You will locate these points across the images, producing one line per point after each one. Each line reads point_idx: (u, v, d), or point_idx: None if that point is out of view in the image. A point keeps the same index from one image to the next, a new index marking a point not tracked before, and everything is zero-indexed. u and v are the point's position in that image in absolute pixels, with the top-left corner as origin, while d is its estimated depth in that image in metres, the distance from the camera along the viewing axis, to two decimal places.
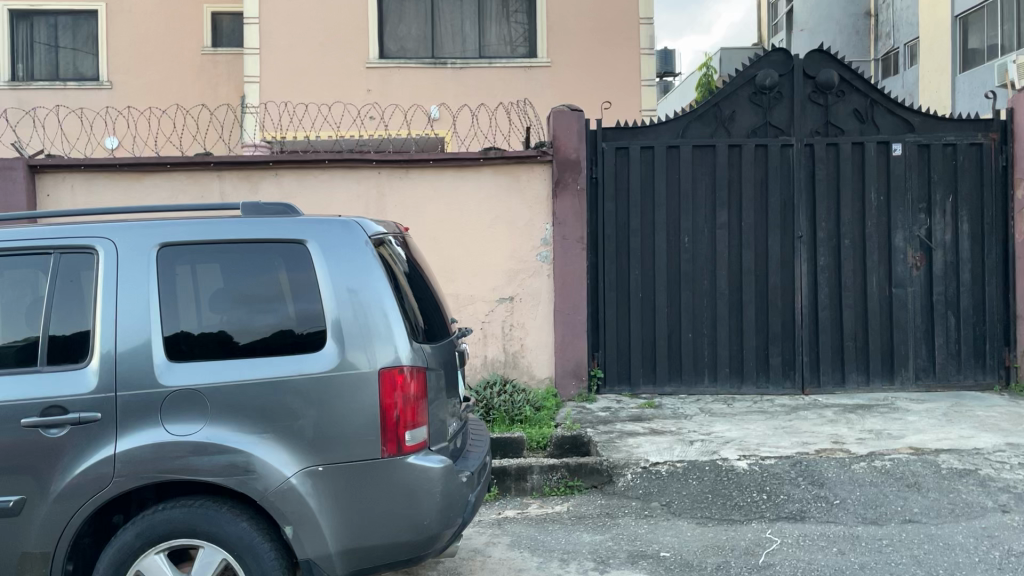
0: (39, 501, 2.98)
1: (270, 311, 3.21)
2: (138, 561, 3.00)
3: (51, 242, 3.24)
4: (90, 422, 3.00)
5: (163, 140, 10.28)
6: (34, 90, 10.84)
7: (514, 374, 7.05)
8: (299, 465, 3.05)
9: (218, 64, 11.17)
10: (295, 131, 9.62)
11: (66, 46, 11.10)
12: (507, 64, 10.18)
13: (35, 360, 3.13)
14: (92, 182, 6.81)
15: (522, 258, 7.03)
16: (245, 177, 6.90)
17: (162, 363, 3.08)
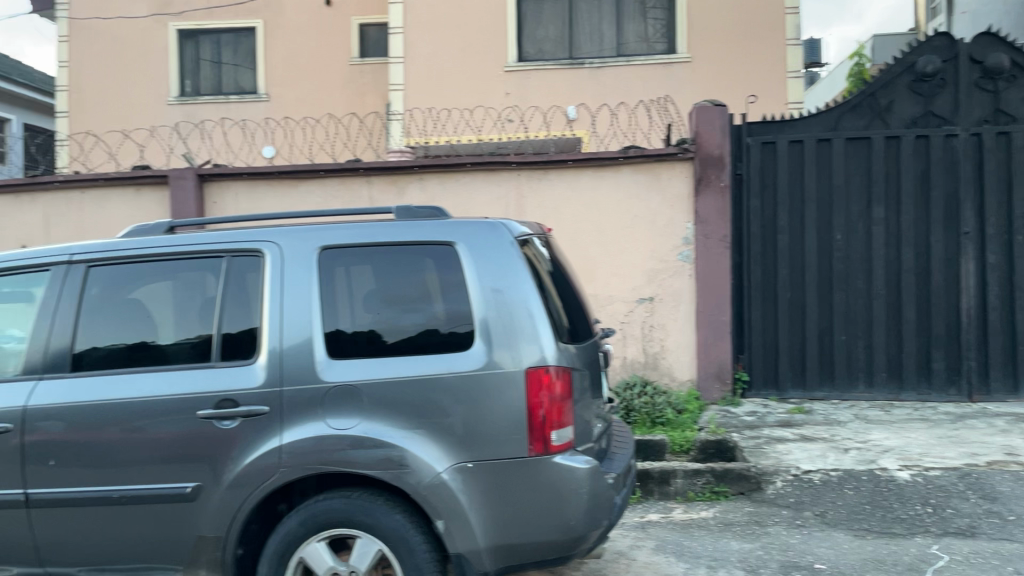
0: (214, 487, 3.19)
1: (420, 311, 3.30)
2: (301, 548, 3.15)
3: (224, 246, 3.45)
4: (259, 414, 3.18)
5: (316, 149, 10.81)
6: (200, 104, 11.62)
7: (655, 376, 6.95)
8: (450, 461, 3.12)
9: (364, 73, 11.62)
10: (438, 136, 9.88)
11: (228, 62, 11.84)
12: (647, 62, 10.04)
13: (209, 356, 3.34)
14: (253, 190, 7.25)
15: (662, 258, 6.92)
16: (393, 181, 7.14)
17: (323, 359, 3.23)
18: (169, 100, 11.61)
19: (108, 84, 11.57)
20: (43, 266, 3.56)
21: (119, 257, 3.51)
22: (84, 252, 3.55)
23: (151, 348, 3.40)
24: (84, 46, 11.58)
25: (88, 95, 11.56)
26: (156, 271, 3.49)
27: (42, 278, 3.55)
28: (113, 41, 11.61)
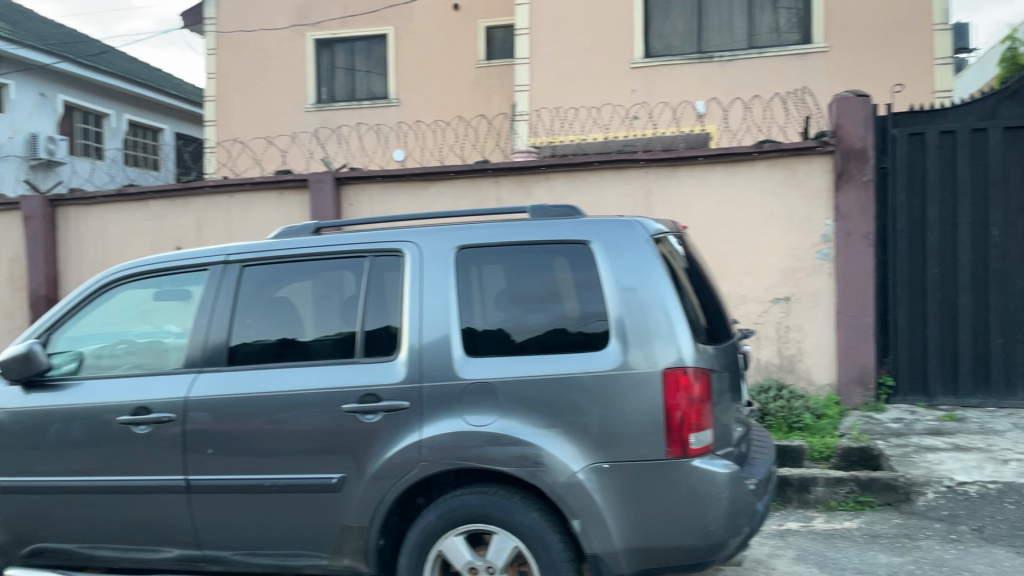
0: (358, 479, 3.29)
1: (552, 310, 3.29)
2: (440, 541, 3.21)
3: (366, 246, 3.56)
4: (399, 410, 3.27)
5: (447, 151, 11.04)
6: (335, 110, 12.08)
7: (791, 379, 6.71)
8: (586, 461, 3.09)
9: (491, 75, 11.76)
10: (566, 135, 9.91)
11: (361, 69, 12.24)
12: (779, 53, 9.69)
13: (352, 352, 3.45)
14: (387, 192, 7.48)
15: (799, 256, 6.67)
16: (521, 182, 7.19)
17: (461, 357, 3.28)
18: (307, 107, 12.13)
19: (251, 94, 12.22)
20: (200, 265, 3.77)
21: (269, 258, 3.68)
22: (238, 253, 3.74)
23: (298, 345, 3.54)
24: (229, 58, 12.28)
25: (233, 104, 12.25)
26: (303, 271, 3.64)
27: (199, 277, 3.77)
28: (256, 52, 12.25)
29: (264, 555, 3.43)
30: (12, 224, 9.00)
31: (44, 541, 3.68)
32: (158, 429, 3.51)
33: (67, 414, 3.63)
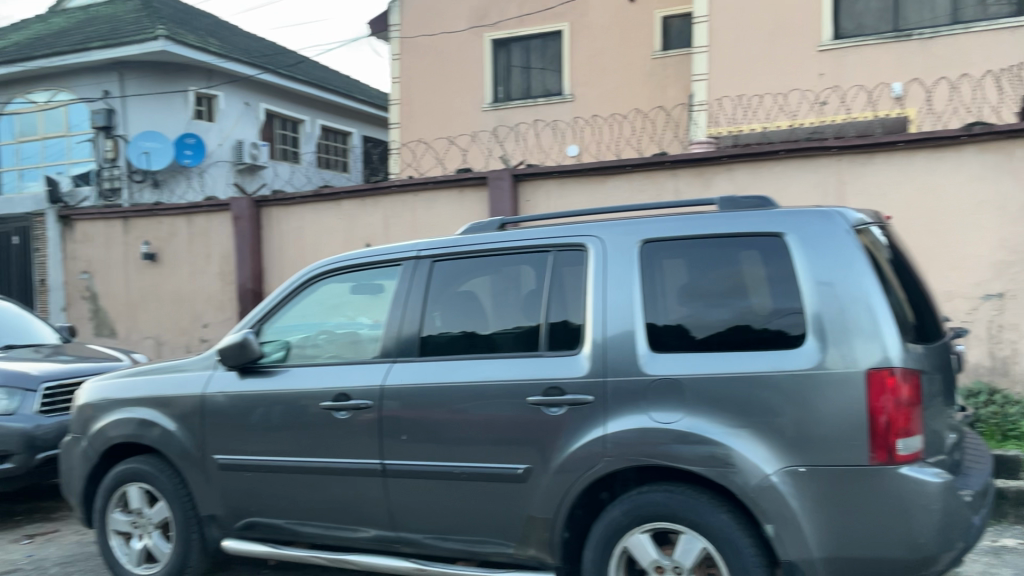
0: (542, 471, 3.33)
1: (741, 305, 3.17)
2: (625, 538, 3.19)
3: (550, 241, 3.59)
4: (584, 403, 3.27)
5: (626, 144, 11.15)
6: (512, 109, 12.32)
7: (1005, 383, 6.15)
8: (779, 463, 2.96)
9: (668, 66, 11.56)
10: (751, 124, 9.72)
11: (536, 66, 12.39)
12: (989, 27, 8.86)
13: (537, 345, 3.49)
14: (564, 188, 7.60)
15: (1014, 248, 6.08)
16: (701, 174, 7.02)
17: (646, 353, 3.24)
18: (484, 107, 12.45)
19: (432, 96, 12.71)
20: (393, 261, 3.96)
21: (457, 253, 3.80)
22: (429, 248, 3.89)
23: (483, 338, 3.63)
24: (412, 62, 12.80)
25: (416, 107, 12.78)
26: (488, 266, 3.72)
27: (392, 271, 3.95)
28: (437, 56, 12.71)
29: (454, 540, 3.55)
30: (223, 225, 9.86)
31: (255, 516, 3.99)
32: (357, 415, 3.71)
33: (275, 398, 3.91)
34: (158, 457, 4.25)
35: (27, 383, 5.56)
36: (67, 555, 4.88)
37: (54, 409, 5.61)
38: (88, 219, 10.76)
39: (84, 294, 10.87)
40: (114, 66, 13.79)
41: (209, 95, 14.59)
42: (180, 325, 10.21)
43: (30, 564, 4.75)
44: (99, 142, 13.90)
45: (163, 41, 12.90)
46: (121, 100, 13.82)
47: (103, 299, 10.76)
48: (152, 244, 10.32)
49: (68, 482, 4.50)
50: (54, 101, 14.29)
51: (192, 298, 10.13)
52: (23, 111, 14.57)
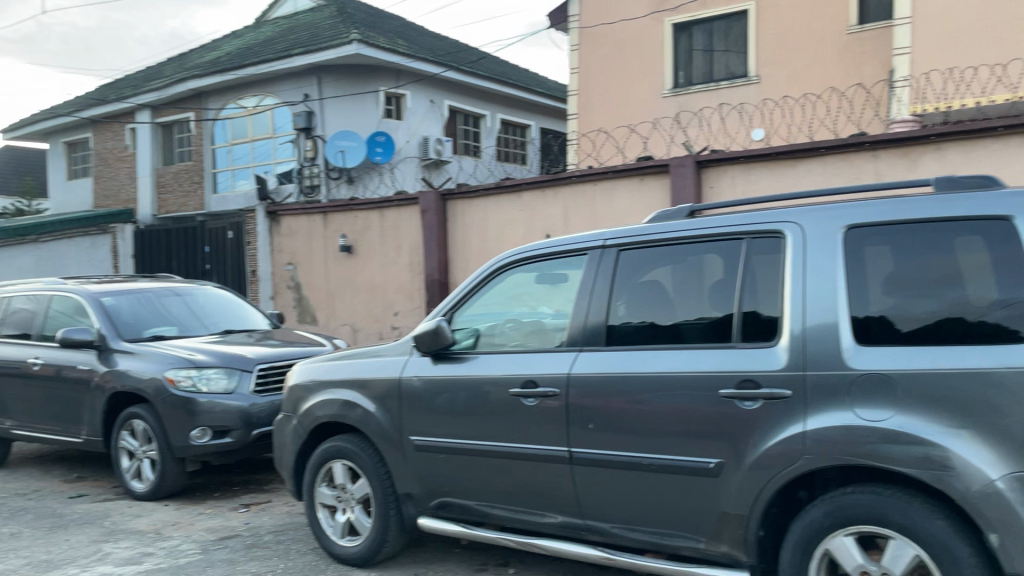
0: (736, 467, 3.23)
1: (959, 295, 2.93)
2: (827, 540, 3.03)
3: (744, 228, 3.46)
4: (781, 398, 3.13)
5: (821, 126, 10.88)
6: (693, 94, 12.04)
7: None
8: (1006, 469, 2.69)
9: (864, 41, 10.84)
10: (961, 100, 8.97)
11: (719, 49, 12.01)
12: None
13: (729, 337, 3.37)
14: (750, 173, 7.49)
15: None
16: (902, 154, 6.70)
17: (851, 346, 3.05)
18: (664, 93, 12.23)
19: (611, 85, 12.65)
20: (580, 250, 3.97)
21: (645, 241, 3.75)
22: (615, 237, 3.87)
23: (673, 328, 3.56)
24: (591, 52, 12.80)
25: (595, 96, 12.78)
26: (677, 254, 3.64)
27: (580, 261, 3.96)
28: (616, 44, 12.62)
29: (642, 531, 3.52)
30: (412, 217, 10.32)
31: (449, 496, 4.14)
32: (544, 402, 3.76)
33: (466, 384, 4.04)
34: (359, 436, 4.51)
35: (244, 364, 6.08)
36: (280, 524, 5.30)
37: (267, 388, 6.10)
38: (292, 214, 11.61)
39: (289, 284, 11.74)
40: (314, 71, 14.80)
41: (398, 95, 15.28)
42: (373, 313, 10.81)
43: (248, 531, 5.20)
44: (300, 142, 14.98)
45: (356, 44, 13.69)
46: (319, 102, 14.79)
47: (305, 289, 11.58)
48: (348, 236, 10.97)
49: (280, 456, 4.88)
50: (261, 106, 15.50)
51: (385, 288, 10.69)
52: (234, 116, 15.88)
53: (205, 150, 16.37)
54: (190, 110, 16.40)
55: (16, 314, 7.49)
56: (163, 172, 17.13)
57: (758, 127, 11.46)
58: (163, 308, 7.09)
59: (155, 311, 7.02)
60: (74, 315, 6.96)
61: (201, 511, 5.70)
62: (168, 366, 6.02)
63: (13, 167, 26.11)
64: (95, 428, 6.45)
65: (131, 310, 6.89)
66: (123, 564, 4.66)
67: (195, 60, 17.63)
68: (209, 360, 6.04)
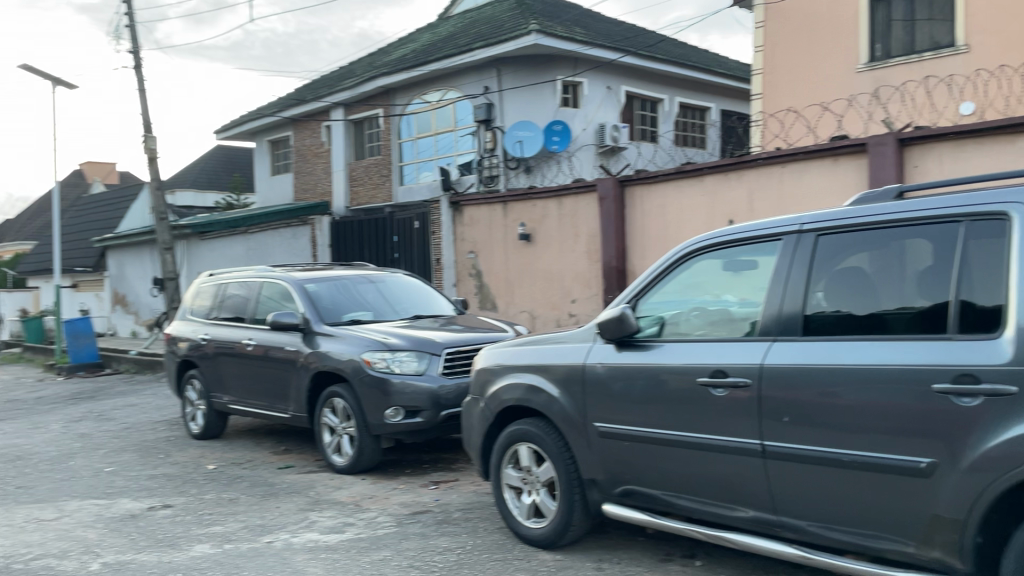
0: (951, 467, 2.99)
1: None
2: None
3: (963, 210, 3.18)
4: (1006, 395, 2.85)
5: None
6: (892, 68, 11.21)
7: None
8: None
9: None
10: None
11: (923, 18, 11.08)
12: None
13: (945, 328, 3.12)
14: (960, 149, 7.03)
15: None
16: None
17: None
18: (859, 68, 11.48)
19: (799, 62, 12.06)
20: (774, 236, 3.81)
21: (847, 226, 3.54)
22: (813, 221, 3.68)
23: (878, 318, 3.34)
24: (777, 28, 12.26)
25: (782, 74, 12.22)
26: (884, 239, 3.41)
27: (775, 247, 3.80)
28: (805, 19, 12.00)
29: (841, 531, 3.35)
30: (591, 205, 10.34)
31: (634, 484, 4.13)
32: (734, 393, 3.65)
33: (652, 372, 4.00)
34: (543, 420, 4.57)
35: (433, 348, 6.35)
36: (468, 502, 5.50)
37: (454, 371, 6.35)
38: (474, 204, 11.96)
39: (471, 272, 12.12)
40: (493, 63, 15.12)
41: (575, 83, 15.34)
42: (551, 301, 10.94)
43: (438, 507, 5.44)
44: (480, 134, 15.38)
45: (535, 35, 13.88)
46: (499, 94, 15.12)
47: (486, 276, 11.91)
48: (527, 225, 11.16)
49: (469, 437, 5.06)
50: (444, 100, 16.06)
51: (562, 275, 10.80)
52: (419, 111, 16.56)
53: (393, 144, 17.20)
54: (379, 107, 17.28)
55: (231, 299, 8.22)
56: (355, 166, 18.17)
57: (968, 100, 10.58)
58: (357, 294, 7.54)
59: (351, 297, 7.48)
60: (281, 300, 7.55)
61: (395, 486, 6.03)
62: (364, 348, 6.40)
63: (224, 165, 28.64)
64: (300, 405, 6.97)
65: (330, 296, 7.38)
66: (327, 532, 5.01)
67: (383, 59, 18.53)
68: (401, 343, 6.36)
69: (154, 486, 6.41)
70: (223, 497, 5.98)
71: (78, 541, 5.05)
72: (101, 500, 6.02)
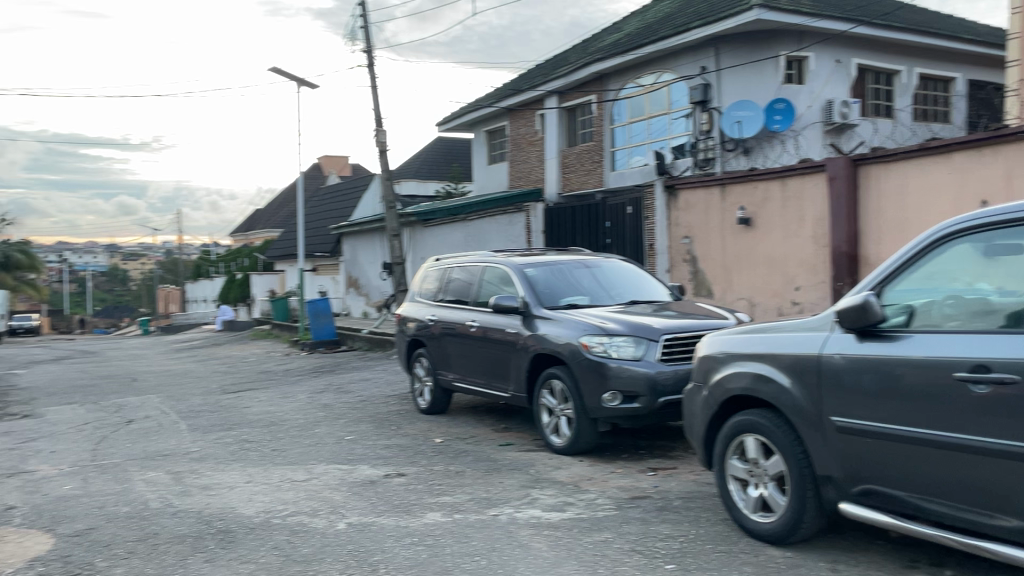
0: None
1: None
2: None
3: None
4: None
5: None
6: None
7: None
8: None
9: None
10: None
11: None
12: None
13: None
14: None
15: None
16: None
17: None
18: None
19: None
20: None
21: None
22: None
23: None
24: None
25: None
26: None
27: None
28: None
29: None
30: (819, 186, 9.77)
31: (875, 483, 3.86)
32: (997, 389, 3.29)
33: (896, 364, 3.72)
34: (772, 411, 4.39)
35: (651, 334, 6.28)
36: (688, 491, 5.42)
37: (672, 358, 6.25)
38: (689, 187, 11.69)
39: (686, 257, 11.88)
40: (711, 42, 14.68)
41: (800, 57, 14.55)
42: (773, 288, 10.51)
43: (658, 494, 5.41)
44: (697, 115, 15.01)
45: (758, 9, 13.31)
46: (716, 74, 14.68)
47: (702, 262, 11.62)
48: (746, 209, 10.75)
49: (691, 425, 4.97)
50: (659, 82, 15.83)
51: (786, 261, 10.32)
52: (633, 95, 16.45)
53: (605, 130, 17.22)
54: (593, 93, 17.36)
55: (455, 282, 8.62)
56: (567, 152, 18.38)
57: None
58: (574, 279, 7.63)
59: (568, 281, 7.58)
60: (502, 284, 7.81)
61: (613, 470, 6.05)
62: (582, 332, 6.47)
63: (444, 156, 30.10)
64: (520, 385, 7.19)
65: (548, 281, 7.52)
66: (549, 510, 5.14)
67: (597, 44, 18.59)
68: (619, 328, 6.35)
69: (388, 455, 6.89)
70: (450, 470, 6.30)
71: (325, 502, 5.53)
72: (344, 466, 6.56)
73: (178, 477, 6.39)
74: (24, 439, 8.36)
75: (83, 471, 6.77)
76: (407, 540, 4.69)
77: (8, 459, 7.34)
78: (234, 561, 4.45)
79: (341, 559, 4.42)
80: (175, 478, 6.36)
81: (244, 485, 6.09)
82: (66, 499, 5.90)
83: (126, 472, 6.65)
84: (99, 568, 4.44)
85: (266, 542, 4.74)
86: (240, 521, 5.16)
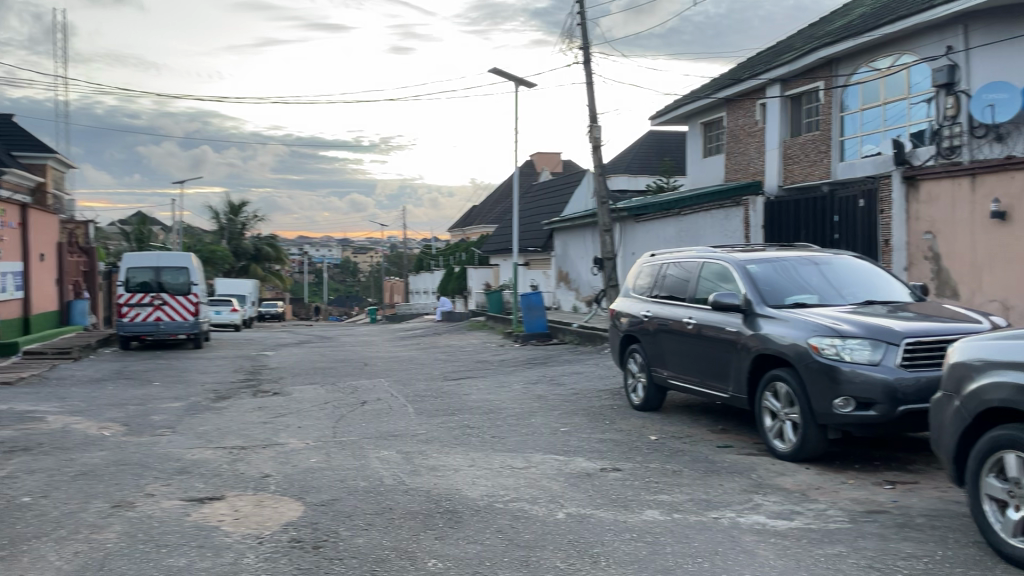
0: None
1: None
2: None
3: None
4: None
5: None
6: None
7: None
8: None
9: None
10: None
11: None
12: None
13: None
14: None
15: None
16: None
17: None
18: None
19: None
20: None
21: None
22: None
23: None
24: None
25: None
26: None
27: None
28: None
29: None
30: None
31: None
32: None
33: None
34: None
35: (890, 337, 5.81)
36: (933, 509, 4.98)
37: (914, 364, 5.75)
38: (934, 177, 10.76)
39: (927, 254, 10.96)
40: (959, 19, 13.37)
41: None
42: None
43: (897, 509, 5.02)
44: (940, 99, 13.76)
45: None
46: (965, 53, 13.37)
47: (946, 260, 10.69)
48: (1001, 201, 9.75)
49: (937, 438, 4.56)
50: (897, 65, 14.71)
51: None
52: (867, 79, 15.42)
53: (834, 118, 16.27)
54: (820, 79, 16.43)
55: (671, 278, 8.49)
56: (791, 143, 17.48)
57: None
58: (802, 276, 7.25)
59: (795, 279, 7.21)
60: (721, 281, 7.59)
61: (845, 480, 5.69)
62: (811, 333, 6.14)
63: (656, 150, 29.79)
64: (741, 386, 6.96)
65: (773, 279, 7.20)
66: (774, 517, 4.93)
67: (826, 28, 17.55)
68: (853, 330, 5.95)
69: (605, 449, 6.92)
70: (668, 468, 6.22)
71: (545, 491, 5.66)
72: (561, 456, 6.67)
73: (408, 456, 6.82)
74: (274, 414, 9.29)
75: (325, 446, 7.40)
76: (626, 535, 4.69)
77: (263, 432, 8.18)
78: (461, 541, 4.68)
79: (563, 548, 4.51)
80: (406, 457, 6.78)
81: (469, 468, 6.38)
82: (312, 470, 6.49)
83: (363, 450, 7.18)
84: (344, 536, 4.83)
85: (491, 525, 4.93)
86: (465, 503, 5.40)
